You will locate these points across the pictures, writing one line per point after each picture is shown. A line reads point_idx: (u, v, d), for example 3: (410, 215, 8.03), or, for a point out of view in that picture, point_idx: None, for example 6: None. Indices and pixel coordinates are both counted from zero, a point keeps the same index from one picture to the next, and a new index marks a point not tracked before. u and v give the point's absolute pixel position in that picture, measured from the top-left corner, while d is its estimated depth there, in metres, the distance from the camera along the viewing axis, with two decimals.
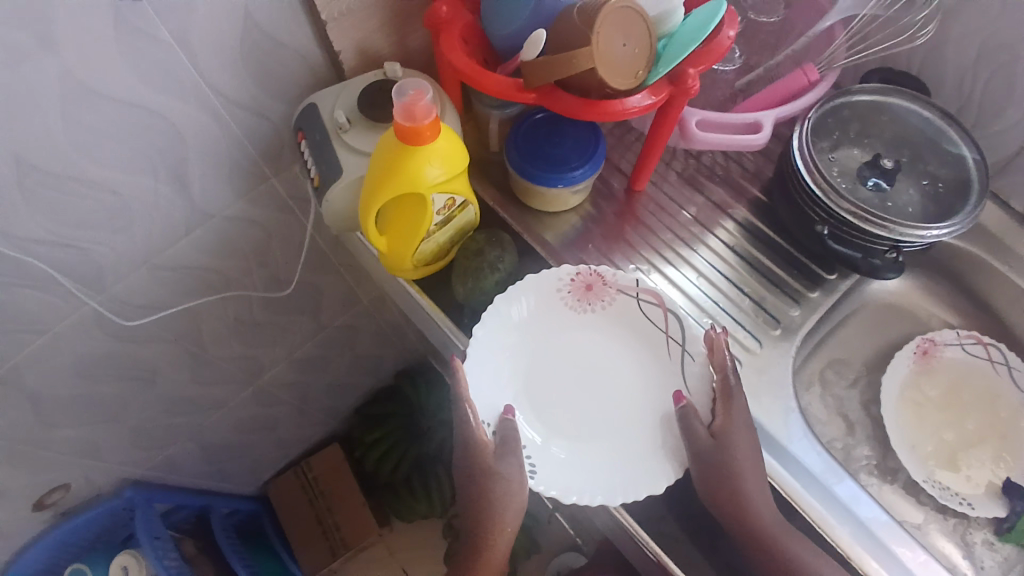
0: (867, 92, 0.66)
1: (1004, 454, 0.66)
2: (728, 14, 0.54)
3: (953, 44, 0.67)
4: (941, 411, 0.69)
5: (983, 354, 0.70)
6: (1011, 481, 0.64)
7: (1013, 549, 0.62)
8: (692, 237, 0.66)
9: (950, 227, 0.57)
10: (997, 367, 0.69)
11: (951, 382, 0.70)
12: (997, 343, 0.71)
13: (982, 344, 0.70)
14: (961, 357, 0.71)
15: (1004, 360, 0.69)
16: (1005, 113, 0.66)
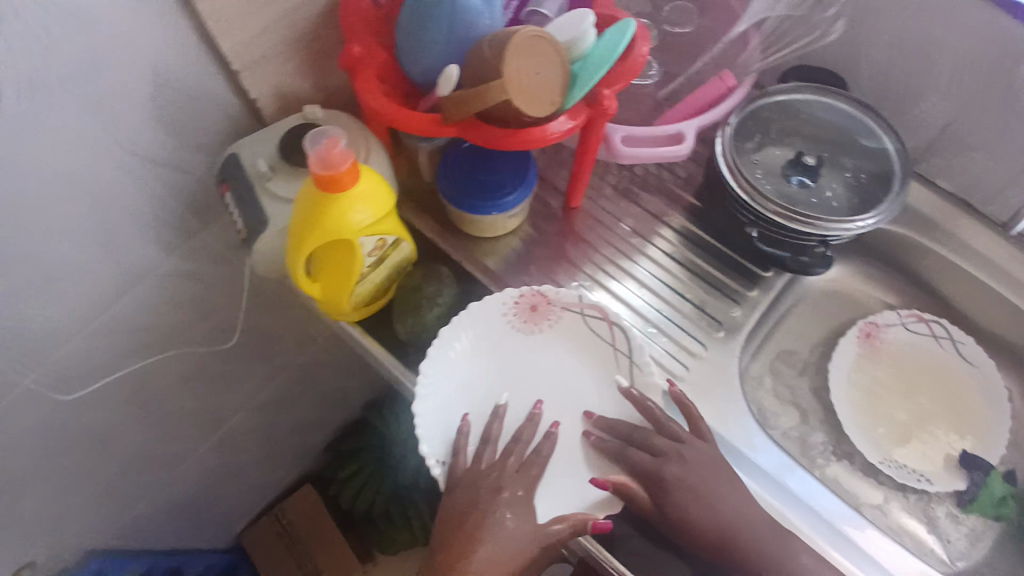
0: (783, 93, 0.68)
1: (955, 428, 0.69)
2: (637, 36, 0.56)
3: (866, 36, 0.69)
4: (892, 393, 0.71)
5: (927, 331, 0.73)
6: (965, 455, 0.67)
7: (976, 520, 0.65)
8: (636, 249, 0.67)
9: (872, 217, 0.60)
10: (942, 343, 0.72)
11: (899, 362, 0.72)
12: (939, 319, 0.73)
13: (924, 322, 0.73)
14: (904, 336, 0.73)
15: (947, 333, 0.72)
16: (925, 97, 0.69)
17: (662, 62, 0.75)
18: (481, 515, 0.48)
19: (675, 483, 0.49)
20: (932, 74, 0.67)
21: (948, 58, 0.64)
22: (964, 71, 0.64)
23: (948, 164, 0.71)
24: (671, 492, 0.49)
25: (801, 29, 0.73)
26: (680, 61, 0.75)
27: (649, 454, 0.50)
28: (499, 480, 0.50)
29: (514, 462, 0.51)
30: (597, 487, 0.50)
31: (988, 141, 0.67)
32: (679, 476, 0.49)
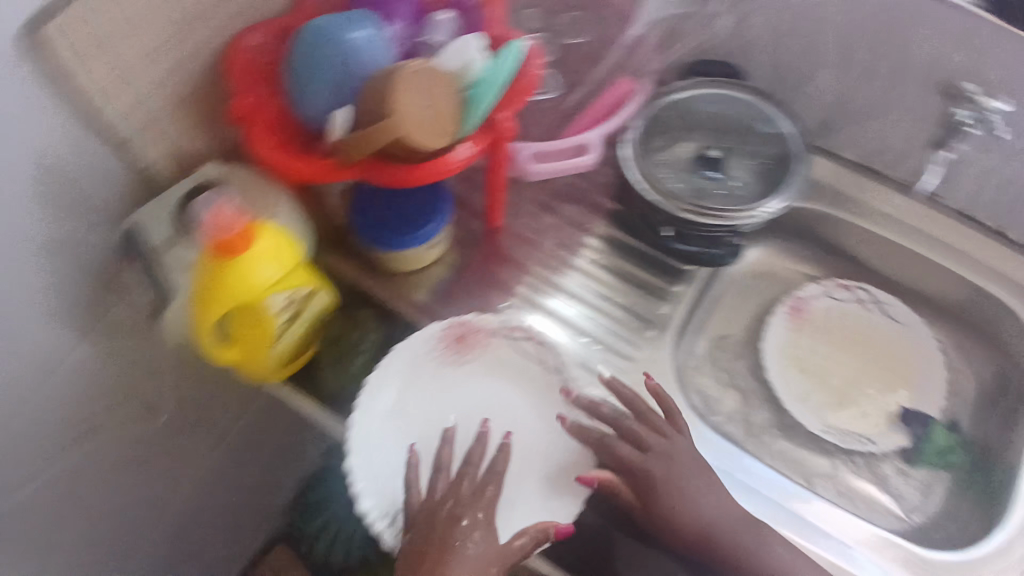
0: (681, 90, 0.68)
1: (892, 386, 0.71)
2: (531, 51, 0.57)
3: (753, 24, 0.70)
4: (829, 363, 0.73)
5: (852, 298, 0.75)
6: (905, 409, 0.70)
7: (924, 472, 0.68)
8: (561, 265, 0.70)
9: (776, 202, 0.62)
10: (868, 306, 0.75)
11: (831, 331, 0.74)
12: (862, 285, 0.76)
13: (847, 290, 0.76)
14: (828, 305, 0.75)
15: (873, 296, 0.75)
16: (818, 76, 0.70)
17: (563, 74, 0.74)
18: (439, 543, 0.46)
19: (648, 487, 0.50)
20: (821, 51, 0.68)
21: (835, 31, 0.66)
22: (851, 41, 0.67)
23: (846, 136, 0.73)
24: (658, 492, 0.50)
25: (693, 23, 0.73)
26: (582, 68, 0.74)
27: (637, 454, 0.51)
28: (456, 506, 0.48)
29: (467, 486, 0.49)
30: (584, 482, 0.50)
31: (886, 107, 0.69)
32: (664, 477, 0.50)
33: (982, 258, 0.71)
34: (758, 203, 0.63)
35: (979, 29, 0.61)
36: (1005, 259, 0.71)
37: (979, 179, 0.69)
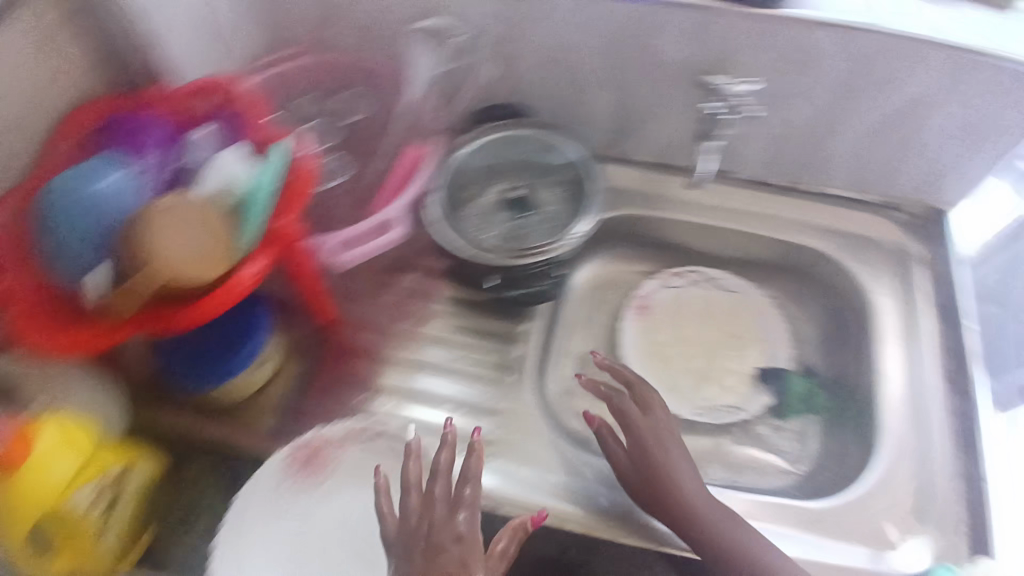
0: (466, 144, 0.69)
1: (745, 350, 0.76)
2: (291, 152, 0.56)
3: (519, 65, 0.68)
4: (687, 350, 0.77)
5: (687, 282, 0.80)
6: (761, 369, 0.75)
7: (797, 421, 0.72)
8: (408, 339, 0.71)
9: (583, 225, 0.65)
10: (704, 285, 0.80)
11: (678, 318, 0.78)
12: (693, 267, 0.81)
13: (680, 275, 0.80)
14: (668, 296, 0.79)
15: (704, 275, 0.80)
16: (588, 99, 0.70)
17: (350, 157, 0.70)
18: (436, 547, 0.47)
19: (642, 447, 0.59)
20: (587, 76, 0.67)
21: (594, 56, 0.65)
22: (612, 60, 0.65)
23: (638, 143, 0.75)
24: (645, 452, 0.59)
25: (463, 74, 0.69)
26: (366, 143, 0.70)
27: (639, 412, 0.62)
28: (434, 530, 0.47)
29: (441, 493, 0.50)
30: (589, 418, 0.62)
31: (664, 112, 0.70)
32: (653, 432, 0.60)
33: (788, 216, 0.75)
34: (569, 227, 0.66)
35: (720, 30, 0.60)
36: (807, 211, 0.75)
37: (767, 150, 0.72)
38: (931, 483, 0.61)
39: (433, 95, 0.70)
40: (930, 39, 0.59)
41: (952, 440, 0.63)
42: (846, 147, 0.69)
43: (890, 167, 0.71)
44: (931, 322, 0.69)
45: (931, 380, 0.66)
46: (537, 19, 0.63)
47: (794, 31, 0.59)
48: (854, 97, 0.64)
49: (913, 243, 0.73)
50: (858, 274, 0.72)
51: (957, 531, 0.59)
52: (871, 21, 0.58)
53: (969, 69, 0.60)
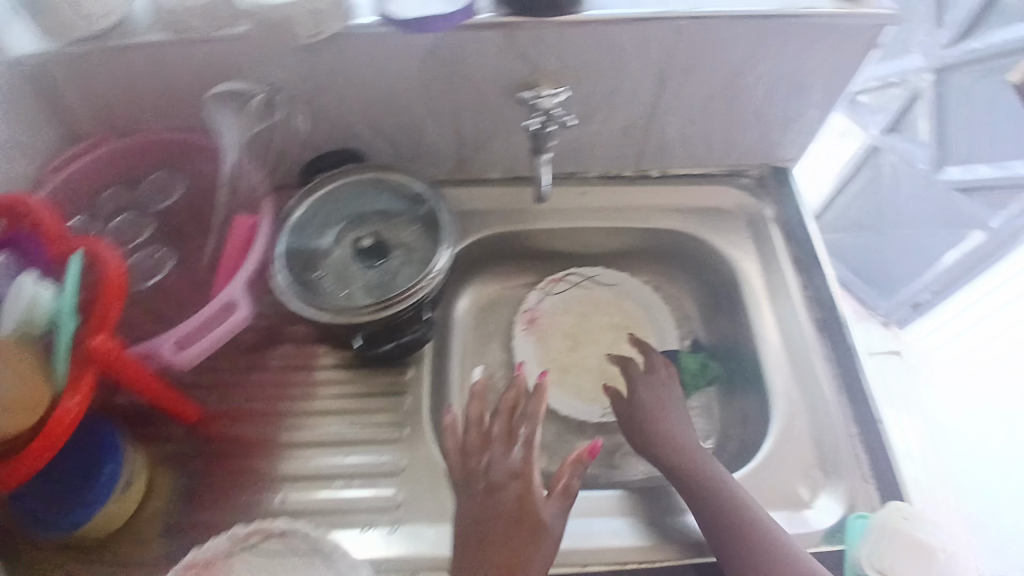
0: (298, 203, 0.65)
1: (636, 339, 0.77)
2: (92, 248, 0.54)
3: (338, 109, 0.65)
4: (581, 354, 0.77)
5: (566, 286, 0.80)
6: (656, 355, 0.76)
7: (700, 396, 0.73)
8: (291, 417, 0.66)
9: (443, 255, 0.63)
10: (583, 285, 0.80)
11: (564, 324, 0.79)
12: (567, 270, 0.81)
13: (559, 282, 0.80)
14: (551, 303, 0.80)
15: (582, 276, 0.81)
16: (424, 127, 0.68)
17: (173, 245, 0.66)
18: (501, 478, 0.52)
19: (644, 407, 0.66)
20: (412, 109, 0.65)
21: (410, 87, 0.63)
22: (429, 87, 0.63)
23: (485, 162, 0.74)
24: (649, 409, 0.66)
25: (283, 130, 0.66)
26: (186, 229, 0.67)
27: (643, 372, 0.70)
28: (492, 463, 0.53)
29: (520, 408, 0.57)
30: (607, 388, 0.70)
31: (497, 127, 0.69)
32: (652, 391, 0.68)
33: (644, 204, 0.77)
34: (431, 263, 0.63)
35: (524, 40, 0.59)
36: (660, 195, 0.77)
37: (606, 144, 0.72)
38: (829, 434, 0.61)
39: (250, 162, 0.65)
40: (729, 13, 0.58)
41: (837, 386, 0.64)
42: (676, 126, 0.70)
43: (724, 136, 0.72)
44: (794, 278, 0.71)
45: (806, 331, 0.67)
46: (340, 62, 0.60)
47: (595, 29, 0.59)
48: (671, 78, 0.65)
49: (760, 201, 0.76)
50: (718, 243, 0.74)
51: (864, 476, 0.58)
52: (669, 10, 0.58)
53: (770, 36, 0.61)
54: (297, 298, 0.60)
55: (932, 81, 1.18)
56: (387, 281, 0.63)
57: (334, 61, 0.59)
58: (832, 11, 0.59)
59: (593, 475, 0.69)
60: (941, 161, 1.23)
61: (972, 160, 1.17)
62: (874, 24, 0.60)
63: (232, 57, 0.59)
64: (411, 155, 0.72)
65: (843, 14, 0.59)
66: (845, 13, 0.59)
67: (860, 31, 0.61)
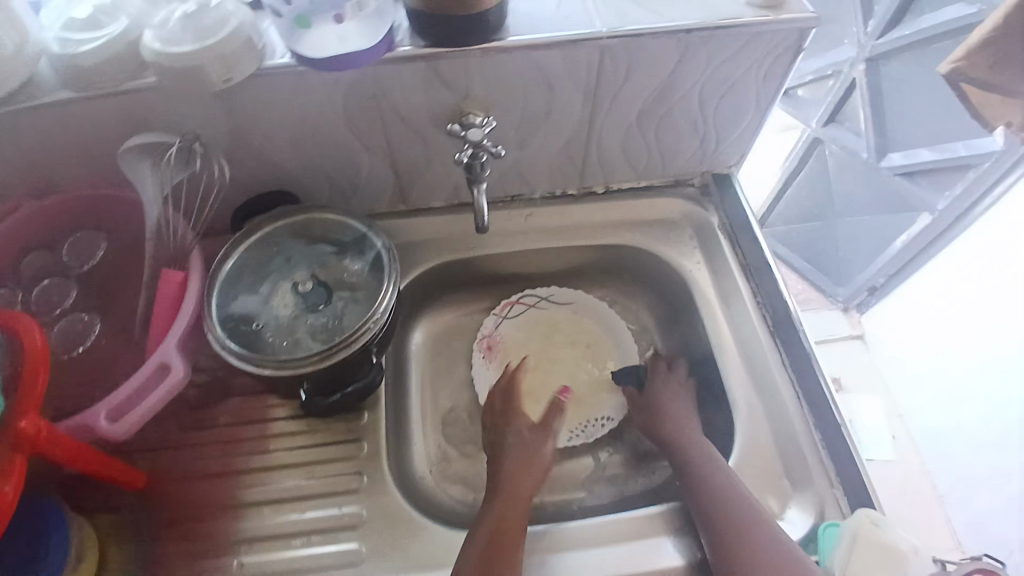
0: (229, 254, 0.62)
1: (596, 357, 0.77)
2: (14, 321, 0.51)
3: (265, 150, 0.62)
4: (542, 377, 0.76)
5: (522, 308, 0.79)
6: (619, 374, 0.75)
7: None
8: (240, 475, 0.62)
9: (388, 292, 0.60)
10: (540, 305, 0.79)
11: (524, 347, 0.77)
12: (521, 292, 0.80)
13: (513, 305, 0.79)
14: (508, 328, 0.78)
15: (537, 297, 0.79)
16: (358, 161, 0.66)
17: (103, 307, 0.64)
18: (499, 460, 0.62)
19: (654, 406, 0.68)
20: (343, 144, 0.63)
21: (339, 123, 0.61)
22: (358, 123, 0.61)
23: (427, 191, 0.72)
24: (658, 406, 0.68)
25: (207, 176, 0.63)
26: (116, 289, 0.64)
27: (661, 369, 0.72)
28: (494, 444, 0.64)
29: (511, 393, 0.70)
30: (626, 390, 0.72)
31: (434, 157, 0.67)
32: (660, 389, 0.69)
33: (594, 220, 0.76)
34: (376, 301, 0.60)
35: (450, 69, 0.57)
36: (608, 209, 0.76)
37: (547, 164, 0.71)
38: (792, 443, 0.61)
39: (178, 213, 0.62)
40: (652, 30, 0.58)
41: (797, 392, 0.63)
42: (615, 142, 0.70)
43: (664, 147, 0.72)
44: (744, 283, 0.70)
45: (761, 337, 0.66)
46: (260, 104, 0.57)
47: (520, 55, 0.58)
48: (603, 96, 0.64)
49: (706, 210, 0.75)
50: (668, 254, 0.74)
51: (831, 483, 0.59)
52: (592, 32, 0.57)
53: (696, 48, 0.60)
54: (246, 357, 0.56)
55: (865, 71, 1.17)
56: (335, 323, 0.60)
57: (255, 102, 0.57)
58: (754, 19, 0.59)
59: (566, 501, 0.69)
60: (884, 149, 1.25)
61: (913, 146, 1.20)
62: (796, 28, 0.60)
63: (148, 109, 0.56)
64: (351, 190, 0.70)
65: (765, 22, 0.59)
66: (767, 21, 0.59)
67: (785, 36, 0.61)
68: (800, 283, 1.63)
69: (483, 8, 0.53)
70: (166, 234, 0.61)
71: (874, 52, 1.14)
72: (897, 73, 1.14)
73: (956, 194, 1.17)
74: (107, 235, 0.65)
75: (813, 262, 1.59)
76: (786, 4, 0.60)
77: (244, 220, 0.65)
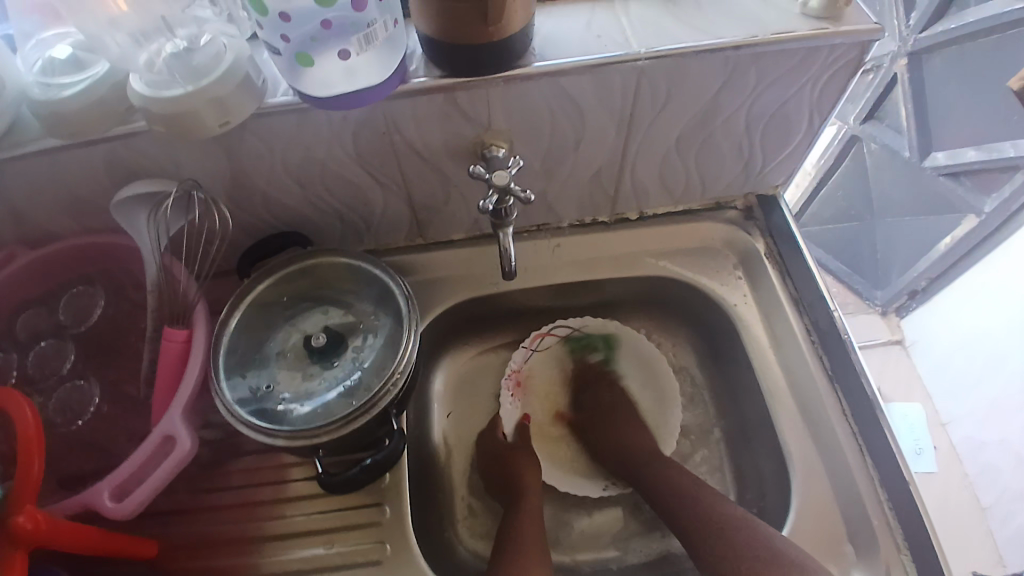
0: (235, 307, 0.56)
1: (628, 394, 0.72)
2: (7, 396, 0.47)
3: (271, 192, 0.57)
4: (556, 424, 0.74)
5: (553, 340, 0.73)
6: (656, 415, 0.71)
7: (707, 458, 0.69)
8: (255, 544, 0.57)
9: (409, 346, 0.53)
10: (572, 337, 0.73)
11: (544, 387, 0.75)
12: (552, 323, 0.73)
13: (543, 337, 0.73)
14: (535, 364, 0.74)
15: (569, 329, 0.73)
16: (373, 199, 0.61)
17: (103, 364, 0.59)
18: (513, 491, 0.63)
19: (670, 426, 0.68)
20: (357, 183, 0.58)
21: (349, 160, 0.56)
22: (371, 159, 0.56)
23: (448, 225, 0.67)
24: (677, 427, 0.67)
25: (209, 223, 0.58)
26: (118, 343, 0.60)
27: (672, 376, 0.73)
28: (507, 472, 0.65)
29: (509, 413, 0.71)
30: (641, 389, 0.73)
31: (454, 190, 0.62)
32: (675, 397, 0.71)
33: (628, 249, 0.71)
34: (394, 357, 0.53)
35: (470, 102, 0.52)
36: (642, 237, 0.70)
37: (576, 192, 0.65)
38: (854, 502, 0.57)
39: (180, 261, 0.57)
40: (695, 49, 0.51)
41: (859, 445, 0.59)
42: (650, 167, 0.64)
43: (704, 170, 0.65)
44: (797, 321, 0.65)
45: (818, 382, 0.62)
46: (263, 145, 0.52)
47: (547, 82, 0.52)
48: (639, 123, 0.58)
49: (751, 235, 0.70)
50: (711, 286, 0.68)
51: (898, 549, 0.54)
52: (628, 53, 0.51)
53: (744, 66, 0.54)
54: (259, 428, 0.49)
55: (907, 65, 1.09)
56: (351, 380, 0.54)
57: (258, 145, 0.52)
58: (810, 33, 0.52)
59: (602, 558, 0.64)
60: (926, 148, 1.17)
61: (959, 145, 1.12)
62: (858, 42, 0.53)
63: (142, 153, 0.51)
64: (365, 226, 0.65)
65: (823, 35, 0.52)
66: (825, 34, 0.52)
67: (845, 49, 0.54)
68: (834, 286, 1.55)
69: (506, 34, 0.47)
70: (168, 287, 0.55)
71: (915, 47, 1.06)
72: (941, 68, 1.05)
73: (1004, 196, 1.12)
74: (108, 292, 0.60)
75: (846, 262, 1.50)
76: (846, 14, 0.53)
77: (251, 267, 0.60)
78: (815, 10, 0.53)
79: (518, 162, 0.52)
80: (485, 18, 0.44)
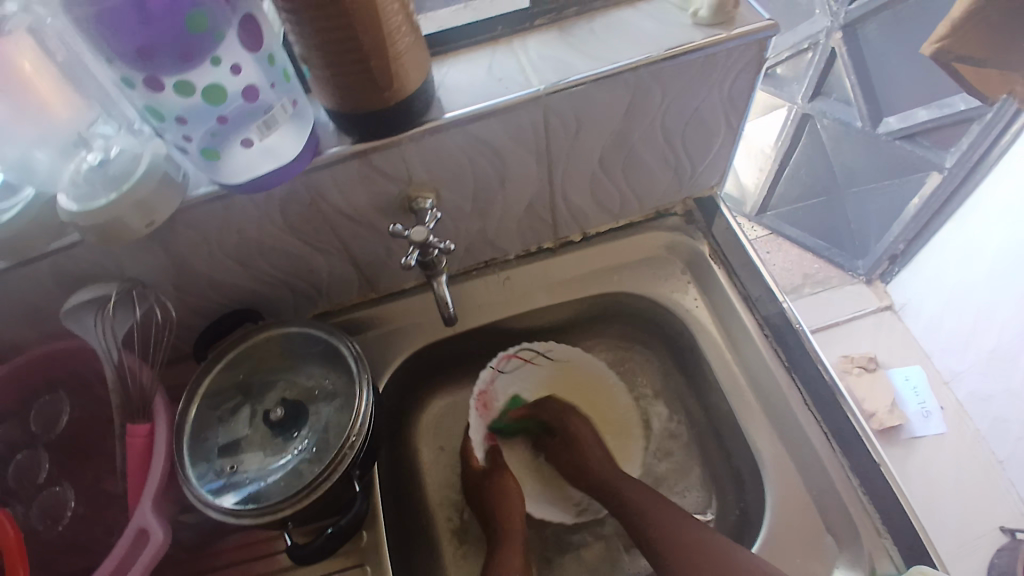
0: (194, 396, 0.58)
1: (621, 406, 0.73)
2: None
3: (215, 276, 0.59)
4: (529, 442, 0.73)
5: (520, 362, 0.71)
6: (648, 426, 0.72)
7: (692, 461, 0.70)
8: None
9: (364, 405, 0.55)
10: (537, 358, 0.72)
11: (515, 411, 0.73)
12: (520, 344, 0.71)
13: (512, 358, 0.70)
14: (504, 390, 0.72)
15: (535, 351, 0.71)
16: (316, 265, 0.63)
17: (80, 467, 0.61)
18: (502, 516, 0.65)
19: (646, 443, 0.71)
20: (296, 253, 0.60)
21: (283, 235, 0.57)
22: (304, 229, 0.58)
23: (396, 276, 0.68)
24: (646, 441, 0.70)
25: (155, 316, 0.60)
26: (92, 442, 0.62)
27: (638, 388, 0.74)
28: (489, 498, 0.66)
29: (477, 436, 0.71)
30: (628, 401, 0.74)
31: (394, 244, 0.63)
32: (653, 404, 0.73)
33: (578, 270, 0.72)
34: (351, 419, 0.54)
35: (386, 165, 0.54)
36: (589, 258, 0.72)
37: (514, 225, 0.67)
38: (830, 492, 0.57)
39: (137, 356, 0.58)
40: (594, 77, 0.53)
41: (826, 434, 0.59)
42: (581, 190, 0.65)
43: (636, 183, 0.67)
44: (749, 317, 0.65)
45: (777, 375, 0.62)
46: (196, 236, 0.54)
47: (457, 132, 0.53)
48: (557, 155, 0.59)
49: (694, 239, 0.71)
50: (665, 295, 0.70)
51: (879, 533, 0.55)
52: (530, 92, 0.53)
53: (648, 85, 0.55)
54: (227, 510, 0.50)
55: (842, 39, 1.10)
56: (314, 447, 0.55)
57: (192, 235, 0.54)
58: (704, 42, 0.53)
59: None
60: (878, 115, 1.18)
61: (908, 107, 1.13)
62: (754, 40, 0.54)
63: (84, 263, 0.54)
64: (315, 291, 0.66)
65: (717, 41, 0.53)
66: (719, 40, 0.53)
67: (744, 50, 0.55)
68: (816, 262, 1.55)
69: (406, 96, 0.48)
70: (128, 381, 0.57)
71: (847, 18, 1.07)
72: (875, 36, 1.06)
73: (963, 149, 1.12)
74: (74, 397, 0.62)
75: (823, 236, 1.50)
76: (737, 17, 0.55)
77: (207, 345, 0.62)
78: (706, 19, 0.54)
79: (434, 217, 0.56)
80: (378, 87, 0.46)
